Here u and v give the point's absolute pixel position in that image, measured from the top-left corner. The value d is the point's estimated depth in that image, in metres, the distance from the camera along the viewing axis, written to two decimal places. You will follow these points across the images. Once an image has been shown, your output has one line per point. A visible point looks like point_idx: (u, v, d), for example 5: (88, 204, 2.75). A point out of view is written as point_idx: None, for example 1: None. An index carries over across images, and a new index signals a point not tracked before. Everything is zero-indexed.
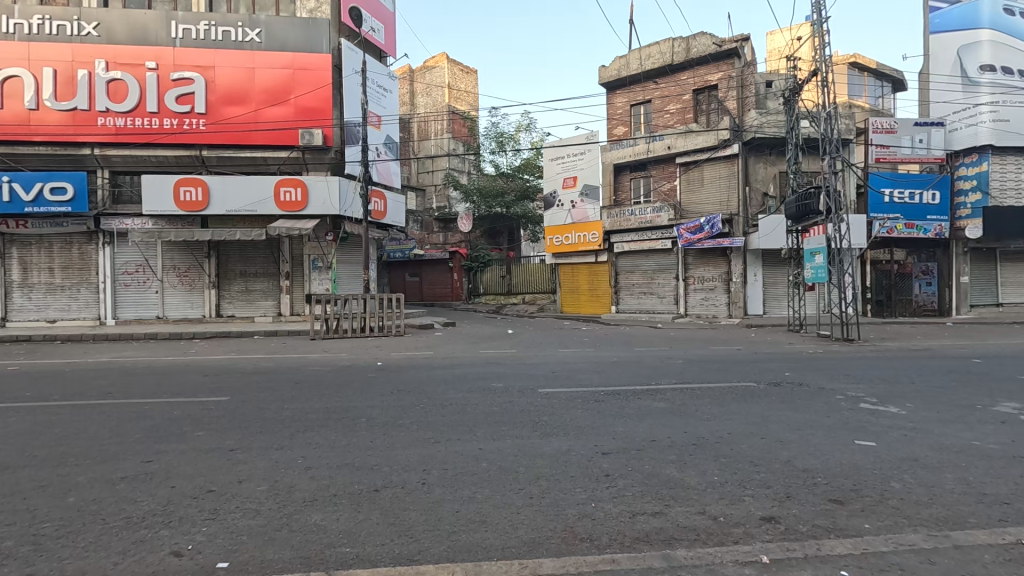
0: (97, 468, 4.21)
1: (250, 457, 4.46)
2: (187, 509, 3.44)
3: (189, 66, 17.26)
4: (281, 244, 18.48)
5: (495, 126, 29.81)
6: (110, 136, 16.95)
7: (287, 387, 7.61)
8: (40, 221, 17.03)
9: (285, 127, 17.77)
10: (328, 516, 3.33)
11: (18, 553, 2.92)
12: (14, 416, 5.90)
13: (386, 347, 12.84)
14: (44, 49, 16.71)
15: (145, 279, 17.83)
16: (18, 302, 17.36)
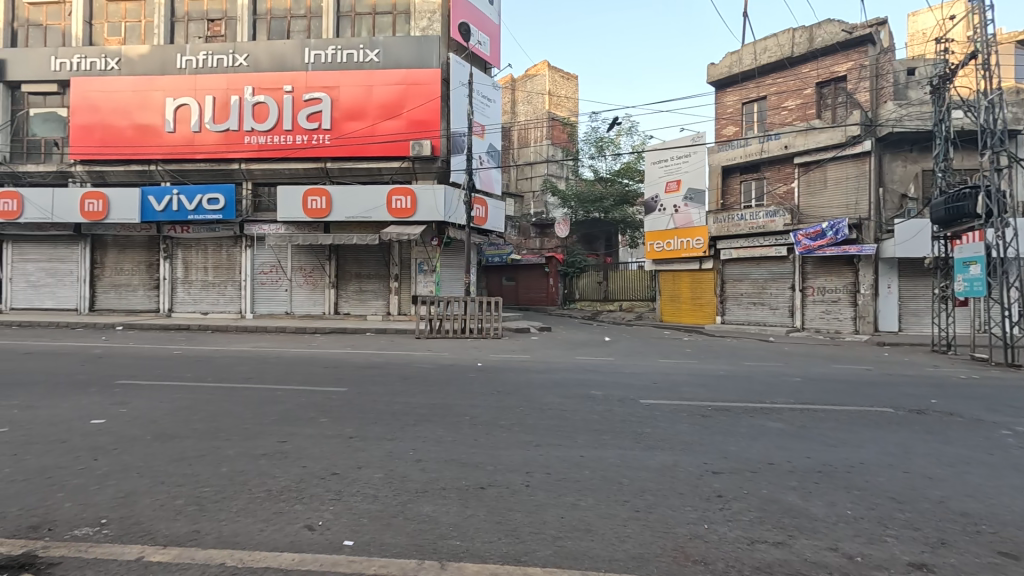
0: (243, 444, 4.80)
1: (367, 445, 4.82)
2: (316, 488, 3.79)
3: (319, 87, 19.18)
4: (391, 248, 19.84)
5: (595, 130, 29.51)
6: (254, 153, 19.32)
7: (395, 381, 8.12)
8: (199, 227, 19.89)
9: (398, 139, 19.04)
10: (438, 508, 3.49)
11: (187, 510, 3.41)
12: (180, 393, 6.94)
13: (485, 349, 13.26)
14: (206, 80, 19.52)
15: (277, 278, 20.04)
16: (181, 296, 20.37)
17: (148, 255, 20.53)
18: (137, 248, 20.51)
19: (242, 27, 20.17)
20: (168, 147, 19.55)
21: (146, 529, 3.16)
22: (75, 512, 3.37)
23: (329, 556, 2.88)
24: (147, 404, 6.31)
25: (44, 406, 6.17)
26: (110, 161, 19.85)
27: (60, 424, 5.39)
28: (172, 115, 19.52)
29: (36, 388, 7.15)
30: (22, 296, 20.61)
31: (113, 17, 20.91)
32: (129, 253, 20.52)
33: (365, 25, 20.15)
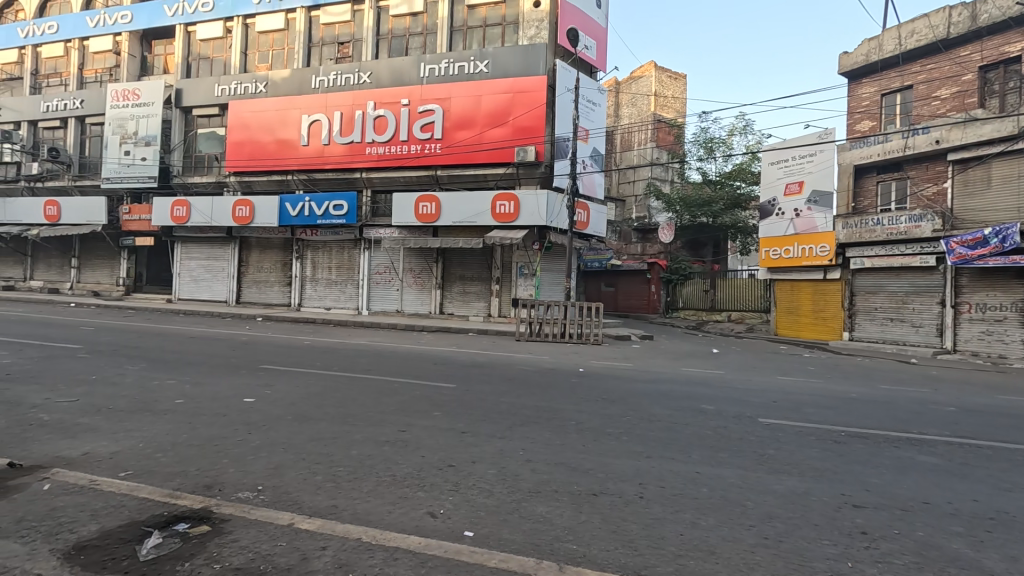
0: (367, 430, 5.21)
1: (479, 441, 4.99)
2: (436, 478, 4.00)
3: (432, 99, 20.33)
4: (494, 252, 20.43)
5: (705, 131, 28.00)
6: (374, 163, 20.96)
7: (499, 382, 8.32)
8: (326, 231, 22.00)
9: (503, 146, 19.56)
10: (552, 510, 3.51)
11: (326, 485, 3.77)
12: (312, 380, 7.73)
13: (586, 354, 13.15)
14: (336, 97, 21.55)
15: (390, 278, 21.53)
16: (308, 292, 22.66)
17: (284, 255, 23.11)
18: (275, 249, 23.17)
19: (367, 47, 22.02)
20: (303, 159, 21.88)
21: (294, 499, 3.54)
22: (237, 477, 3.87)
23: (452, 544, 3.01)
24: (286, 388, 7.10)
25: (207, 382, 7.21)
26: (256, 173, 22.68)
27: (220, 400, 6.25)
28: (307, 130, 21.81)
29: (201, 367, 8.39)
30: (186, 289, 24.24)
31: (262, 47, 23.90)
32: (268, 253, 23.25)
33: (476, 38, 21.01)
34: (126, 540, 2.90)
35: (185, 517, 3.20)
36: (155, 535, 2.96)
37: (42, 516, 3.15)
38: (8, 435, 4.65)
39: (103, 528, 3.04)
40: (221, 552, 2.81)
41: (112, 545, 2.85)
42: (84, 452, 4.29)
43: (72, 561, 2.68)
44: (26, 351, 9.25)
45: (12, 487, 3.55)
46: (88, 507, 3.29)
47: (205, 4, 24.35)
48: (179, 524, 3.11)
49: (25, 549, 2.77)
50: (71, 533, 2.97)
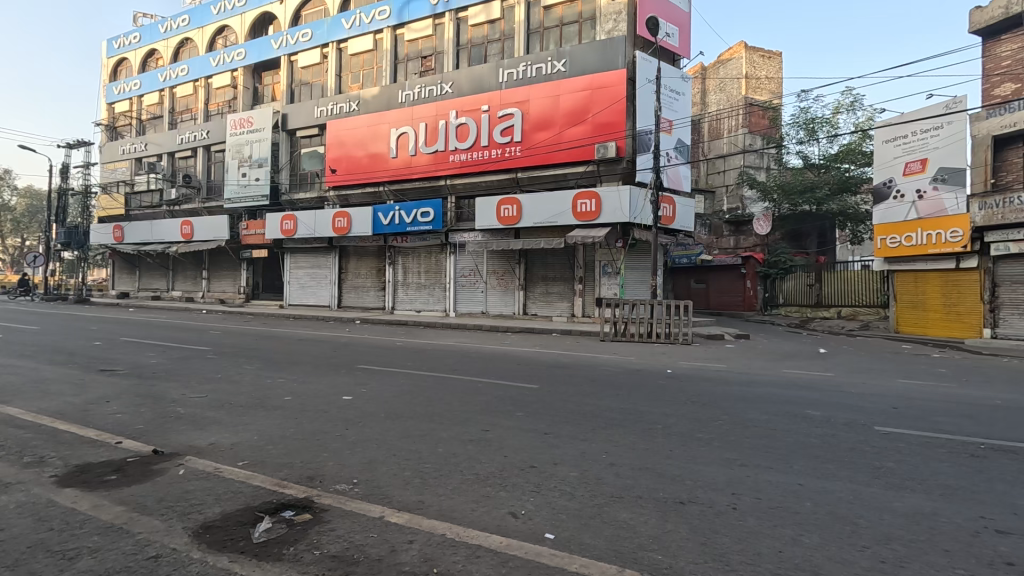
0: (452, 428, 5.38)
1: (561, 443, 4.96)
2: (518, 478, 4.03)
3: (511, 103, 20.55)
4: (577, 252, 20.26)
5: (805, 111, 25.72)
6: (457, 169, 21.67)
7: (582, 382, 8.23)
8: (415, 237, 23.11)
9: (583, 144, 19.30)
10: (636, 517, 3.39)
11: (414, 481, 3.96)
12: (403, 379, 8.15)
13: (674, 355, 12.62)
14: (420, 109, 22.56)
15: (475, 280, 22.12)
16: (400, 296, 23.93)
17: (378, 262, 24.63)
18: (370, 256, 24.76)
19: (448, 59, 22.85)
20: (393, 170, 23.17)
21: (385, 493, 3.74)
22: (336, 470, 4.18)
23: (533, 546, 3.02)
24: (379, 386, 7.57)
25: (312, 381, 7.87)
26: (352, 186, 24.40)
27: (322, 397, 6.79)
28: (395, 143, 23.06)
29: (308, 367, 9.18)
30: (295, 295, 26.64)
31: (354, 68, 25.66)
32: (364, 260, 24.90)
33: (553, 38, 20.97)
34: (243, 523, 3.24)
35: (291, 504, 3.51)
36: (265, 519, 3.28)
37: (178, 498, 3.60)
38: (153, 424, 5.39)
39: (224, 511, 3.42)
40: (321, 539, 3.05)
41: (232, 526, 3.20)
42: (210, 442, 4.85)
43: (199, 538, 3.04)
44: (170, 352, 10.72)
45: (155, 470, 4.10)
46: (213, 491, 3.73)
47: (305, 34, 26.63)
48: (286, 511, 3.41)
49: (164, 526, 3.19)
50: (198, 514, 3.37)
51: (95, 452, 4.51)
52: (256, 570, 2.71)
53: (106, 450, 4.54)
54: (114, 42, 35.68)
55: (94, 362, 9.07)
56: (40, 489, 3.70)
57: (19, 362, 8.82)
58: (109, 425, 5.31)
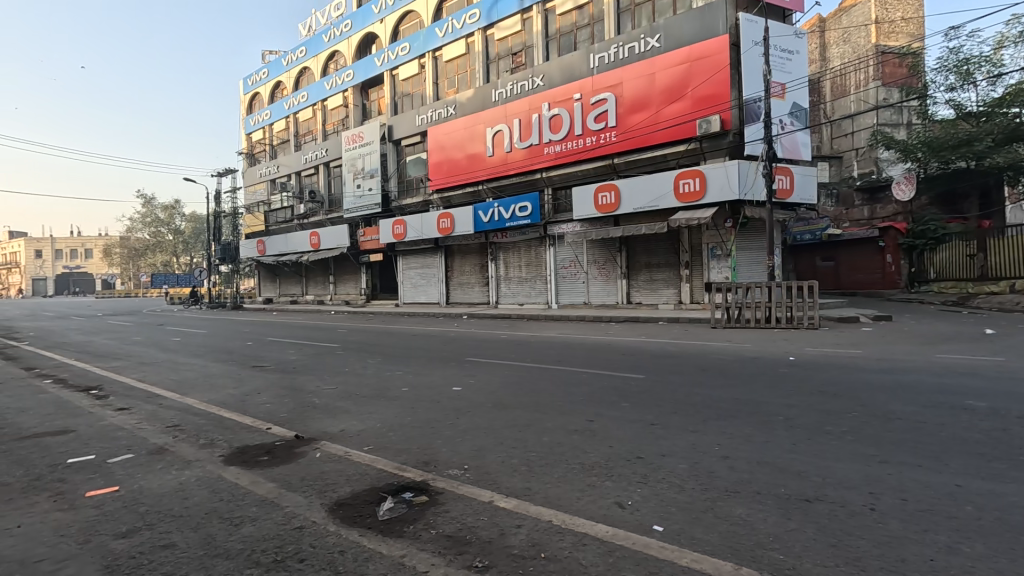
0: (557, 419, 5.44)
1: (668, 434, 4.78)
2: (623, 469, 3.98)
3: (604, 88, 20.04)
4: (681, 235, 19.29)
5: (956, 51, 21.86)
6: (552, 162, 21.66)
7: (691, 372, 7.84)
8: (514, 232, 23.54)
9: (683, 121, 18.22)
10: (753, 514, 3.19)
11: (520, 469, 4.07)
12: (508, 370, 8.38)
13: (798, 340, 11.51)
14: (513, 105, 22.86)
15: (576, 271, 22.02)
16: (504, 290, 24.59)
17: (481, 258, 25.51)
18: (473, 253, 25.72)
19: (538, 52, 22.86)
20: (490, 168, 23.79)
21: (493, 479, 3.90)
22: (449, 456, 4.45)
23: (641, 537, 2.97)
24: (485, 378, 7.85)
25: (424, 373, 8.40)
26: (454, 187, 25.49)
27: (434, 388, 7.22)
28: (491, 141, 23.64)
29: (421, 361, 9.81)
30: (409, 294, 28.58)
31: (449, 74, 26.70)
32: (468, 258, 25.94)
33: (645, 13, 20.03)
34: (370, 502, 3.59)
35: (410, 486, 3.81)
36: (389, 500, 3.59)
37: (316, 477, 4.09)
38: (295, 412, 6.15)
39: (354, 490, 3.81)
40: (436, 519, 3.28)
41: (360, 504, 3.55)
42: (341, 429, 5.41)
43: (334, 514, 3.43)
44: (306, 349, 12.11)
45: (298, 453, 4.68)
46: (344, 473, 4.17)
47: (404, 48, 28.28)
48: (405, 492, 3.71)
49: (306, 501, 3.64)
50: (332, 492, 3.79)
51: (252, 436, 5.26)
52: (381, 544, 2.98)
53: (259, 435, 5.28)
54: (249, 79, 40.73)
55: (248, 359, 10.53)
56: (212, 465, 4.41)
57: (194, 360, 10.51)
58: (261, 413, 6.15)
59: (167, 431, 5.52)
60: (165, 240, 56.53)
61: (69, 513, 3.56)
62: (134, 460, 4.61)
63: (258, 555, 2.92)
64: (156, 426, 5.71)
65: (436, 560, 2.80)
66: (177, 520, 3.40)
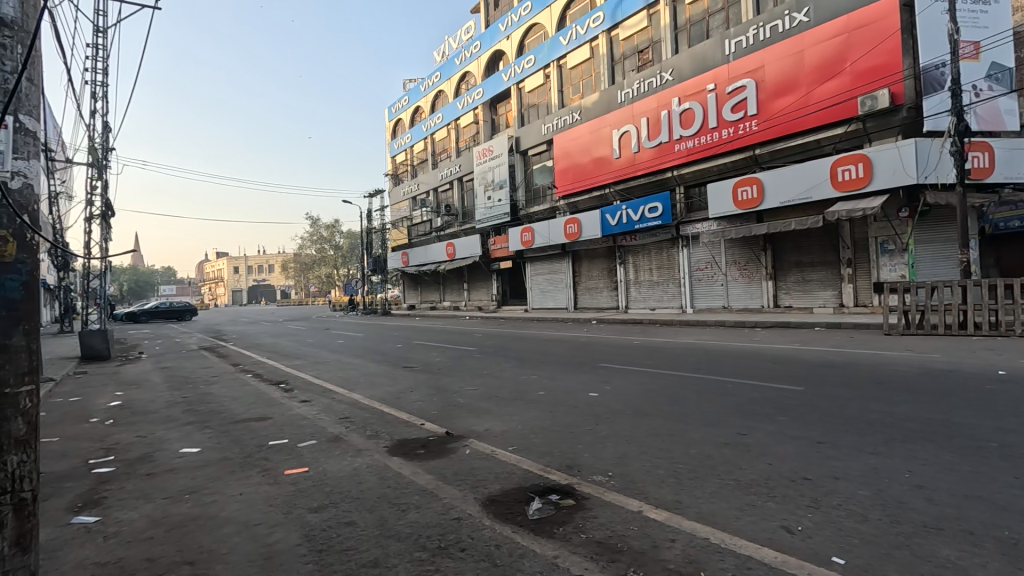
0: (703, 430, 5.12)
1: (842, 455, 4.23)
2: (788, 490, 3.61)
3: (742, 74, 18.51)
4: (841, 229, 17.04)
5: None
6: (684, 158, 20.53)
7: (864, 385, 6.84)
8: (644, 234, 22.81)
9: (841, 100, 16.08)
10: (966, 557, 2.67)
11: (668, 480, 3.91)
12: (645, 377, 8.11)
13: (1007, 351, 9.43)
14: (641, 104, 22.17)
15: (713, 273, 20.59)
16: (633, 294, 23.94)
17: (609, 262, 25.14)
18: (601, 257, 25.44)
19: (666, 46, 21.98)
20: (617, 171, 23.31)
21: (641, 489, 3.79)
22: (592, 462, 4.43)
23: (818, 568, 2.66)
24: (622, 384, 7.70)
25: (561, 378, 8.48)
26: (581, 192, 25.46)
27: (571, 393, 7.25)
28: (618, 143, 23.17)
29: (555, 365, 9.94)
30: (538, 299, 29.19)
31: (574, 80, 26.84)
32: (596, 262, 25.73)
33: None
34: (519, 500, 3.72)
35: (555, 489, 3.88)
36: (536, 500, 3.69)
37: (468, 472, 4.36)
38: (443, 411, 6.62)
39: (503, 488, 3.99)
40: (585, 524, 3.29)
41: (511, 502, 3.70)
42: (486, 428, 5.71)
43: (487, 508, 3.62)
44: (448, 352, 12.99)
45: (450, 449, 5.03)
46: (492, 470, 4.39)
47: (529, 61, 29.13)
48: (552, 494, 3.78)
49: (461, 494, 3.90)
50: (484, 488, 4.01)
51: (409, 430, 5.79)
52: (534, 542, 3.08)
53: (414, 430, 5.78)
54: (393, 108, 45.15)
55: (400, 360, 11.60)
56: (379, 455, 4.94)
57: (357, 361, 11.89)
58: (415, 410, 6.74)
59: (340, 422, 6.32)
60: (328, 255, 64.88)
61: (273, 487, 4.24)
62: (318, 445, 5.36)
63: (425, 540, 3.20)
64: (331, 417, 6.58)
65: (589, 564, 2.81)
66: (356, 501, 3.87)
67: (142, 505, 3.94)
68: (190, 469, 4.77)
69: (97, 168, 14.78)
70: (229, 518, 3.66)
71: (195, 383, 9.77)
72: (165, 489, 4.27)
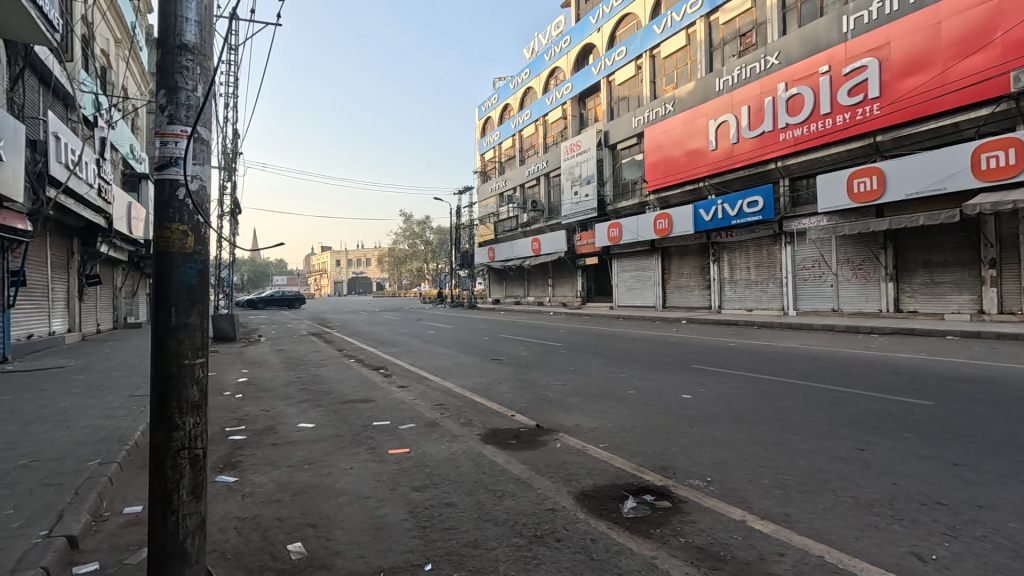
0: (814, 442, 4.75)
1: (986, 481, 3.73)
2: (918, 514, 3.26)
3: (862, 53, 16.72)
4: (982, 224, 14.89)
5: None
6: (790, 148, 18.96)
7: (1011, 404, 5.96)
8: (742, 231, 21.46)
9: (986, 77, 14.03)
10: None
11: (774, 491, 3.69)
12: (744, 382, 7.67)
13: None
14: (742, 91, 20.79)
15: (821, 273, 18.90)
16: (728, 293, 22.64)
17: (702, 260, 23.97)
18: (694, 254, 24.32)
19: (772, 27, 20.46)
20: (713, 163, 22.08)
21: (743, 497, 3.62)
22: (688, 465, 4.30)
23: None
24: (719, 387, 7.33)
25: (652, 377, 8.27)
26: (672, 186, 24.44)
27: (664, 394, 7.04)
28: (715, 134, 21.91)
29: (645, 365, 9.68)
30: (624, 297, 28.55)
31: (668, 70, 25.79)
32: (687, 260, 24.65)
33: None
34: (613, 497, 3.71)
35: (650, 489, 3.81)
36: (630, 499, 3.66)
37: (559, 465, 4.42)
38: (533, 404, 6.73)
39: (596, 483, 3.99)
40: (684, 528, 3.20)
41: (604, 498, 3.70)
42: (576, 424, 5.73)
43: (581, 502, 3.65)
44: (534, 346, 13.12)
45: (541, 441, 5.11)
46: (584, 465, 4.41)
47: (620, 53, 28.46)
48: (646, 495, 3.72)
49: (554, 486, 3.96)
50: (577, 482, 4.04)
51: (500, 420, 5.97)
52: (631, 540, 3.06)
53: (506, 420, 5.94)
54: (482, 106, 46.18)
55: (489, 353, 11.93)
56: (474, 442, 5.15)
57: (448, 351, 12.39)
58: (505, 402, 6.91)
59: (436, 408, 6.66)
60: (419, 250, 67.95)
61: (379, 464, 4.58)
62: (417, 429, 5.69)
63: (521, 528, 3.29)
64: (427, 403, 6.95)
65: (689, 569, 2.75)
66: (455, 483, 4.07)
67: (270, 471, 4.44)
68: (308, 443, 5.28)
69: (228, 171, 16.71)
70: (343, 489, 4.02)
71: (307, 365, 10.73)
72: (288, 459, 4.77)
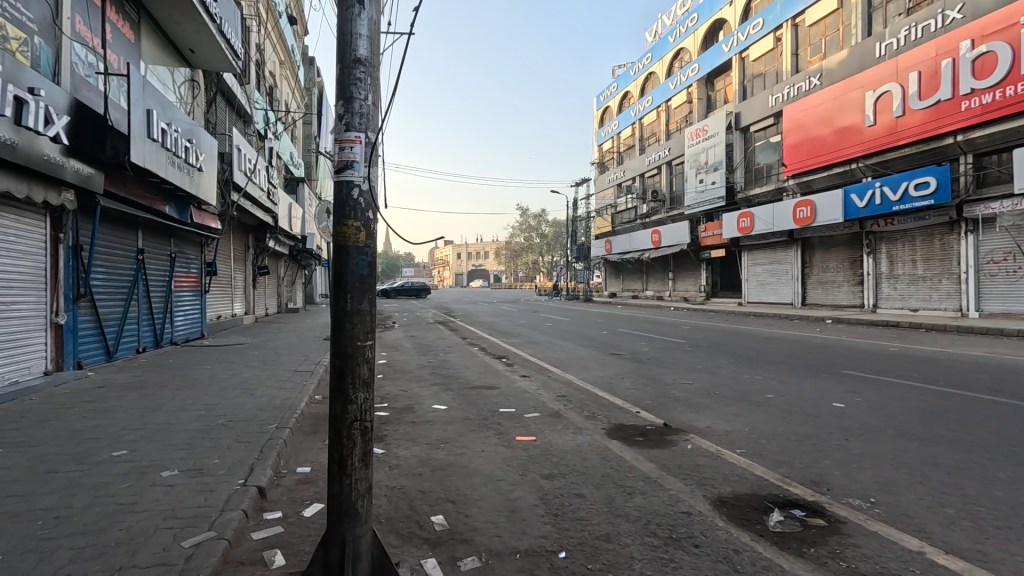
0: (1015, 470, 3.95)
1: None
2: None
3: None
4: None
5: None
6: (976, 119, 15.86)
7: None
8: (905, 218, 18.53)
9: None
10: None
11: (963, 523, 3.14)
12: (913, 393, 6.64)
13: None
14: (910, 55, 17.84)
15: (1016, 267, 15.65)
16: (886, 291, 19.73)
17: (853, 252, 21.18)
18: (842, 246, 21.56)
19: None
20: (869, 141, 19.29)
21: (920, 525, 3.14)
22: (846, 482, 3.84)
23: None
24: (878, 398, 6.44)
25: (794, 382, 7.51)
26: (816, 169, 21.84)
27: (810, 401, 6.35)
28: (873, 107, 19.09)
29: (784, 367, 8.83)
30: (755, 292, 26.28)
31: (814, 38, 23.04)
32: (834, 252, 21.94)
33: None
34: (755, 508, 3.44)
35: (799, 504, 3.47)
36: (777, 512, 3.37)
37: (692, 467, 4.21)
38: (658, 402, 6.49)
39: (735, 490, 3.74)
40: (844, 551, 2.87)
41: (746, 508, 3.45)
42: (708, 426, 5.41)
43: (720, 509, 3.44)
44: (656, 342, 12.67)
45: (671, 441, 4.91)
46: (720, 470, 4.14)
47: (756, 25, 26.08)
48: (796, 509, 3.39)
49: (687, 488, 3.79)
50: (713, 487, 3.82)
51: (626, 416, 5.84)
52: (781, 556, 2.82)
53: (631, 417, 5.81)
54: (600, 96, 45.34)
55: (608, 347, 11.77)
56: (599, 436, 5.11)
57: (567, 344, 12.45)
58: (629, 398, 6.75)
59: (559, 399, 6.73)
60: (535, 243, 69.10)
61: (508, 449, 4.75)
62: (542, 419, 5.80)
63: (654, 527, 3.20)
64: (550, 394, 7.06)
65: None
66: (582, 475, 4.08)
67: (412, 446, 4.84)
68: (442, 423, 5.65)
69: None
70: (476, 470, 4.24)
71: (436, 351, 11.50)
72: (426, 437, 5.15)
